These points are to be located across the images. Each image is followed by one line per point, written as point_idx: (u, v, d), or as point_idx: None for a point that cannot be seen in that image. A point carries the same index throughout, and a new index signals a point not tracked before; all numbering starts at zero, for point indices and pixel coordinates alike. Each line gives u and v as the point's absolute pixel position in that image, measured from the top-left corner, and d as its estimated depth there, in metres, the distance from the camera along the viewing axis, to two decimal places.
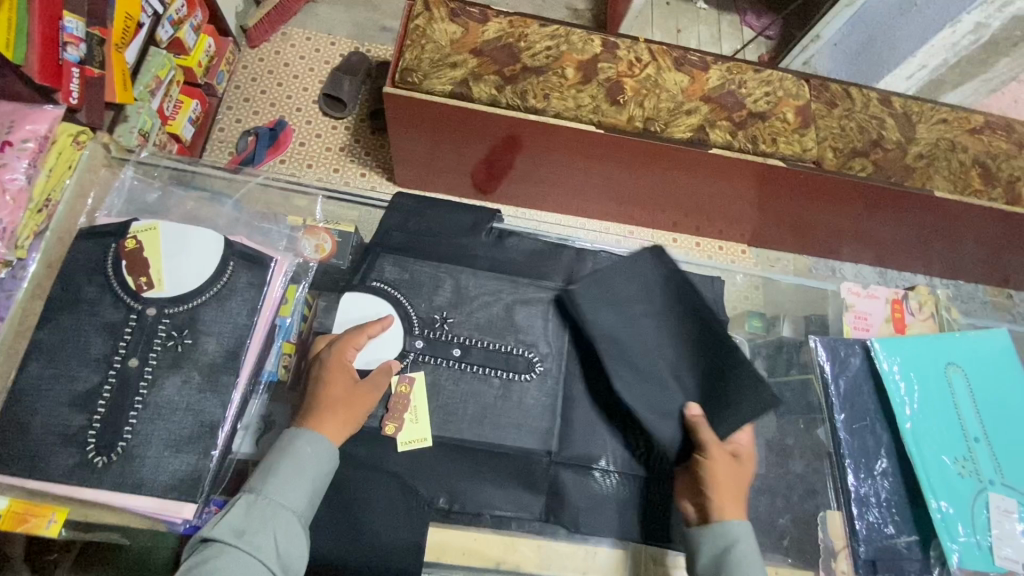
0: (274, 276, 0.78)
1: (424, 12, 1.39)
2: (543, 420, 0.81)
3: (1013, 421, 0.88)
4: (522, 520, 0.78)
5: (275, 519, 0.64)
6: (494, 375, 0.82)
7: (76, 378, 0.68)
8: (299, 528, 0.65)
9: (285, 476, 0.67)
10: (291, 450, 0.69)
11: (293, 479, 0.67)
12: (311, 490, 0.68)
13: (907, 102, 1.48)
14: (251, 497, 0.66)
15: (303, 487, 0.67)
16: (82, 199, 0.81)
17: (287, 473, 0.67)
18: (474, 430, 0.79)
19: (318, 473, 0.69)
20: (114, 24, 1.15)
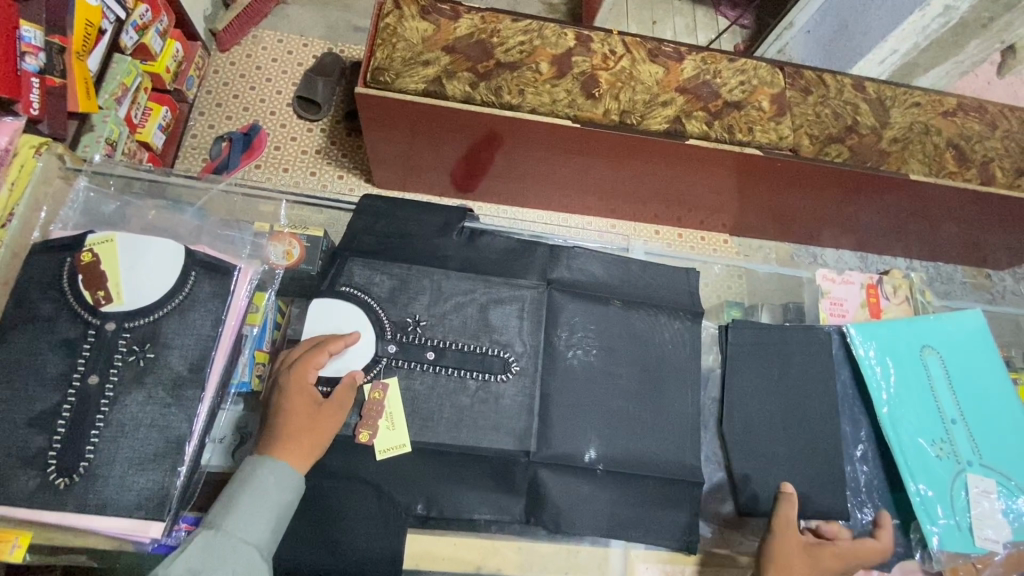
0: (239, 285, 0.76)
1: (394, 10, 1.37)
2: (521, 421, 0.80)
3: (988, 401, 0.89)
4: (502, 523, 0.78)
5: (234, 555, 0.64)
6: (469, 377, 0.80)
7: (34, 399, 0.66)
8: (260, 563, 0.65)
9: (244, 509, 0.66)
10: (250, 483, 0.67)
11: (251, 512, 0.66)
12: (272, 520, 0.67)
13: (881, 86, 1.48)
14: (209, 534, 0.65)
15: (263, 519, 0.67)
16: (35, 211, 0.78)
17: (245, 507, 0.66)
18: (451, 433, 0.78)
19: (278, 503, 0.68)
20: (75, 32, 1.12)
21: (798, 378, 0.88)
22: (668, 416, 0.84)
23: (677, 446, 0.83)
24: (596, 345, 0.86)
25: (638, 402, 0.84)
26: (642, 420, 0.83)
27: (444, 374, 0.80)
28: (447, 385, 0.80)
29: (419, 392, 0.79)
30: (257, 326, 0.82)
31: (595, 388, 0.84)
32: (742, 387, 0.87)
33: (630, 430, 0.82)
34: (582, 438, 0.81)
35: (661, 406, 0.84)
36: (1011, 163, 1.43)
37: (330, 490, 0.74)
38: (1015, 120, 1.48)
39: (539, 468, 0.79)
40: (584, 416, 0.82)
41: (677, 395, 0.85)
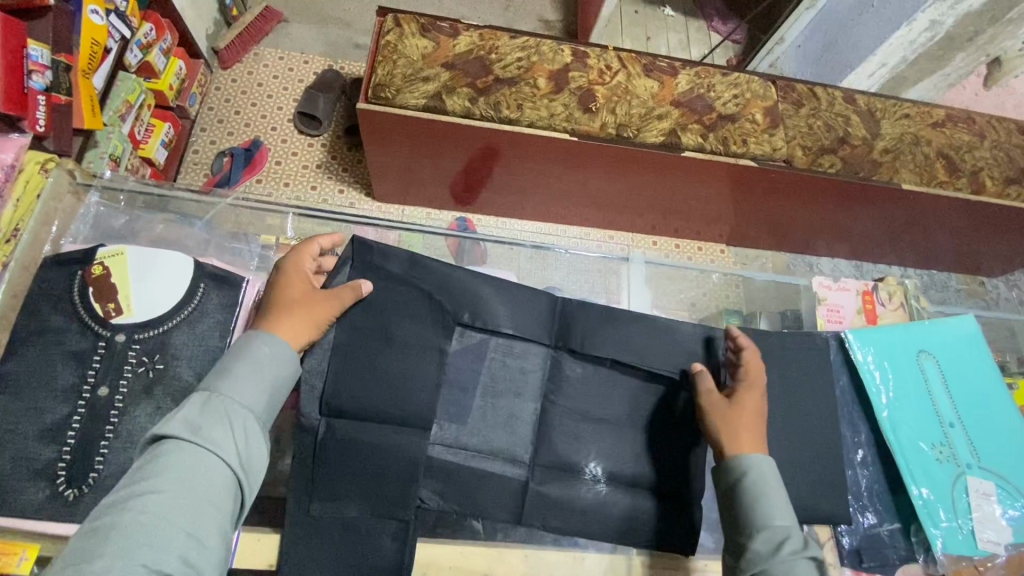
0: (248, 296, 0.77)
1: (394, 28, 1.40)
2: (532, 338, 0.85)
3: (984, 404, 0.90)
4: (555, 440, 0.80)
5: (232, 413, 0.60)
6: (489, 292, 0.85)
7: (44, 411, 0.67)
8: (257, 426, 0.61)
9: (241, 373, 0.63)
10: (247, 350, 0.65)
11: (250, 377, 0.63)
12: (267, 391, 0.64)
13: (871, 99, 1.52)
14: (206, 395, 0.61)
15: (263, 386, 0.64)
16: (46, 226, 0.79)
17: (242, 370, 0.63)
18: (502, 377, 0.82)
19: (279, 374, 0.65)
20: (80, 51, 1.14)
21: (799, 384, 0.89)
22: (671, 358, 0.86)
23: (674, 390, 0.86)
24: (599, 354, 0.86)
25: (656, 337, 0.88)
26: (641, 350, 0.86)
27: (457, 288, 0.84)
28: (460, 298, 0.84)
29: (431, 293, 0.82)
30: None
31: (606, 328, 0.87)
32: None
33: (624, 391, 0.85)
34: (583, 374, 0.85)
35: (664, 397, 0.85)
36: (1000, 172, 1.46)
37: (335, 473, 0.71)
38: (1002, 131, 1.51)
39: (562, 412, 0.83)
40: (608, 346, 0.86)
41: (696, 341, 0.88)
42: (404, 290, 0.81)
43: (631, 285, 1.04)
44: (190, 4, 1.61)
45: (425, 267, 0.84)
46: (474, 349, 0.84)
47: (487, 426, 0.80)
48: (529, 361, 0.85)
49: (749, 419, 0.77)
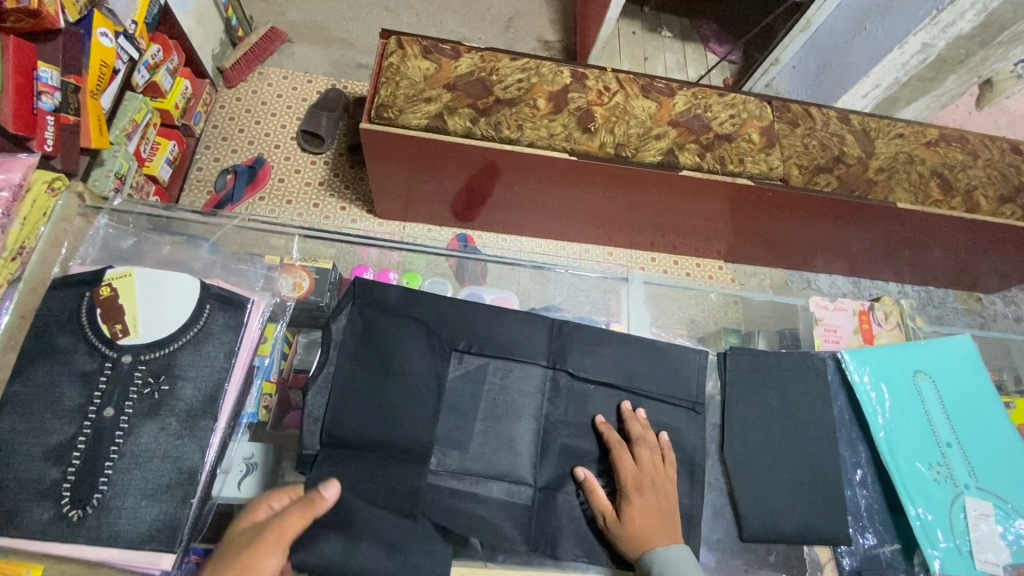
0: (251, 318, 0.79)
1: (397, 50, 1.43)
2: (529, 362, 0.86)
3: (980, 423, 0.91)
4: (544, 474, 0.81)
5: None
6: (486, 319, 0.87)
7: (50, 431, 0.67)
8: None
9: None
10: None
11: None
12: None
13: (865, 119, 1.55)
14: None
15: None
16: (56, 248, 0.81)
17: None
18: (495, 405, 0.83)
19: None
20: (90, 73, 1.16)
21: (797, 404, 0.89)
22: (664, 381, 0.88)
23: (670, 411, 0.87)
24: (596, 371, 0.87)
25: (649, 358, 0.89)
26: (635, 374, 0.88)
27: (453, 321, 0.86)
28: (458, 326, 0.86)
29: (428, 322, 0.85)
30: (267, 358, 0.84)
31: (603, 353, 0.88)
32: (743, 415, 0.88)
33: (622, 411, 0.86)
34: (582, 397, 0.86)
35: (669, 416, 0.87)
36: (993, 191, 1.48)
37: (343, 488, 0.72)
38: (995, 150, 1.54)
39: (563, 435, 0.84)
40: (601, 371, 0.87)
41: (689, 364, 0.90)
42: (403, 317, 0.84)
43: (630, 304, 1.05)
44: (197, 26, 1.65)
45: (421, 296, 0.87)
46: (475, 370, 0.84)
47: (490, 449, 0.81)
48: (523, 385, 0.85)
49: (650, 506, 0.78)
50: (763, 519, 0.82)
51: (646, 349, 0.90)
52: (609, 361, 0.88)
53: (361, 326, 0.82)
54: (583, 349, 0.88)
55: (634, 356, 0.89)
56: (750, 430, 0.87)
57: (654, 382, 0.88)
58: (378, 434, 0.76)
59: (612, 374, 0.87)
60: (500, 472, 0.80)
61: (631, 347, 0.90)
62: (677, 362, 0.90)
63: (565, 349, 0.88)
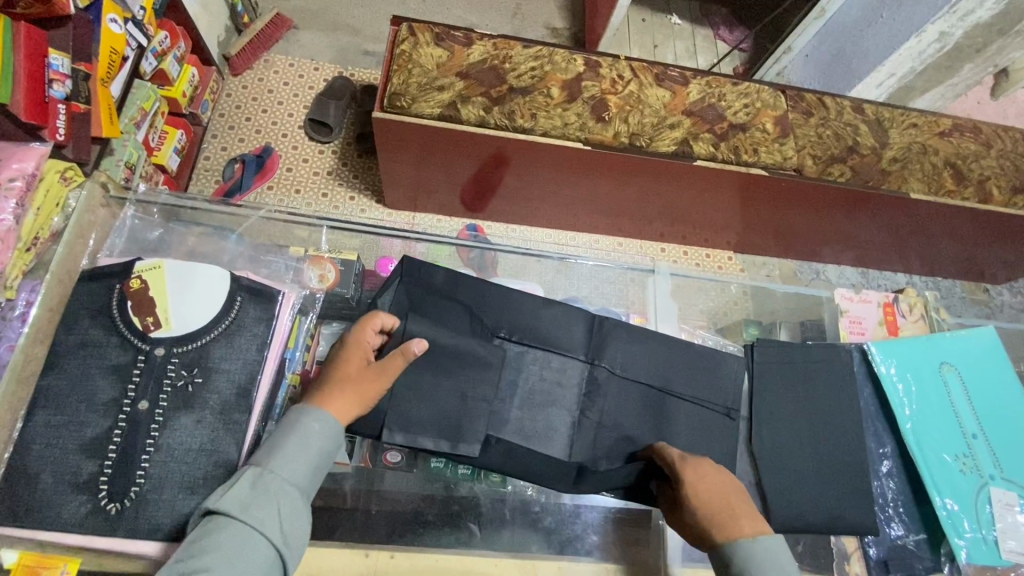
0: (282, 310, 0.78)
1: (409, 37, 1.41)
2: (567, 355, 0.86)
3: (1005, 415, 0.92)
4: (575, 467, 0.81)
5: (280, 490, 0.62)
6: (519, 312, 0.87)
7: (85, 425, 0.67)
8: (301, 499, 0.63)
9: (292, 452, 0.65)
10: (298, 426, 0.66)
11: (293, 453, 0.65)
12: (309, 464, 0.65)
13: (879, 109, 1.53)
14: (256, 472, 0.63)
15: (304, 462, 0.65)
16: (82, 240, 0.79)
17: (292, 448, 0.65)
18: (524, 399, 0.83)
19: (323, 451, 0.66)
20: (99, 60, 1.14)
21: (822, 396, 0.90)
22: (700, 385, 0.88)
23: (703, 414, 0.87)
24: (629, 367, 0.87)
25: (685, 353, 0.90)
26: (669, 373, 0.88)
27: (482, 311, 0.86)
28: (497, 315, 0.86)
29: (470, 307, 0.85)
30: (294, 349, 0.81)
31: (638, 348, 0.89)
32: (769, 406, 0.89)
33: (655, 408, 0.86)
34: (615, 392, 0.86)
35: (701, 413, 0.87)
36: (1006, 181, 1.48)
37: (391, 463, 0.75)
38: (1008, 140, 1.53)
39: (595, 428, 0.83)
40: (635, 367, 0.87)
41: (727, 368, 0.90)
42: (444, 303, 0.84)
43: (655, 297, 1.04)
44: (203, 12, 1.62)
45: (465, 281, 0.87)
46: (507, 357, 0.84)
47: (525, 441, 0.81)
48: (551, 376, 0.85)
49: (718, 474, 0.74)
50: (791, 511, 0.82)
51: (682, 348, 0.90)
52: (643, 357, 0.88)
53: (408, 305, 0.82)
54: (618, 345, 0.88)
55: (670, 354, 0.89)
56: (776, 422, 0.88)
57: (689, 380, 0.88)
58: (416, 423, 0.76)
59: (645, 371, 0.87)
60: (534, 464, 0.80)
61: (668, 344, 0.90)
62: (712, 360, 0.90)
63: (600, 343, 0.88)
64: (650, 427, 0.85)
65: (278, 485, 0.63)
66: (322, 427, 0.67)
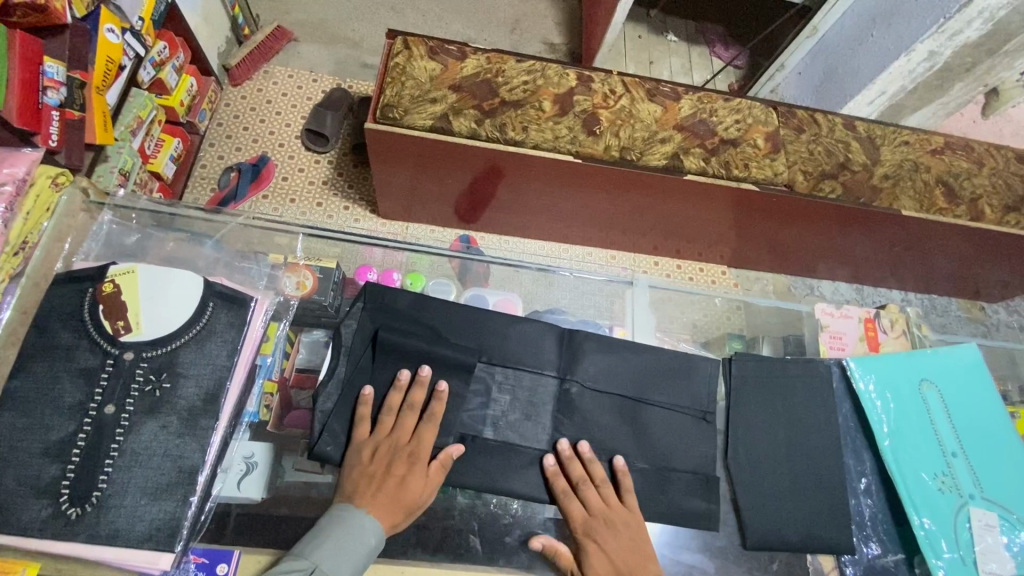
0: (255, 315, 0.78)
1: (403, 51, 1.43)
2: (539, 371, 0.85)
3: (985, 432, 0.91)
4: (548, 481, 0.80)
5: None
6: (496, 328, 0.86)
7: (50, 428, 0.67)
8: None
9: (333, 547, 0.69)
10: (342, 521, 0.70)
11: (339, 550, 0.69)
12: (357, 561, 0.69)
13: (871, 126, 1.54)
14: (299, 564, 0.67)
15: (347, 561, 0.68)
16: (58, 243, 0.81)
17: (332, 543, 0.69)
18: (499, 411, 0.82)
19: (364, 548, 0.70)
20: (96, 69, 1.16)
21: (801, 412, 0.89)
22: (676, 392, 0.87)
23: (685, 427, 0.86)
24: (604, 377, 0.86)
25: (659, 358, 0.89)
26: (643, 379, 0.87)
27: (461, 324, 0.86)
28: (477, 321, 0.86)
29: (443, 319, 0.86)
30: (269, 356, 0.85)
31: (614, 358, 0.88)
32: (747, 422, 0.87)
33: (630, 412, 0.85)
34: (594, 404, 0.85)
35: (686, 427, 0.86)
36: (999, 200, 1.48)
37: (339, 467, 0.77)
38: (1000, 159, 1.53)
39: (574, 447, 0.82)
40: (613, 378, 0.86)
41: (703, 374, 0.89)
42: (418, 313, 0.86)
43: (634, 307, 1.05)
44: (203, 24, 1.65)
45: None
46: (489, 368, 0.84)
47: (499, 452, 0.80)
48: (529, 387, 0.84)
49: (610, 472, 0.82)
50: (762, 529, 0.82)
51: (660, 355, 0.89)
52: (615, 364, 0.87)
53: (371, 330, 0.83)
54: (598, 353, 0.88)
55: (649, 363, 0.89)
56: (754, 438, 0.87)
57: (672, 392, 0.87)
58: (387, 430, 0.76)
59: (620, 382, 0.86)
60: (507, 479, 0.79)
61: (646, 353, 0.89)
62: (694, 371, 0.89)
63: (576, 348, 0.87)
64: (625, 446, 0.83)
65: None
66: (377, 529, 0.71)
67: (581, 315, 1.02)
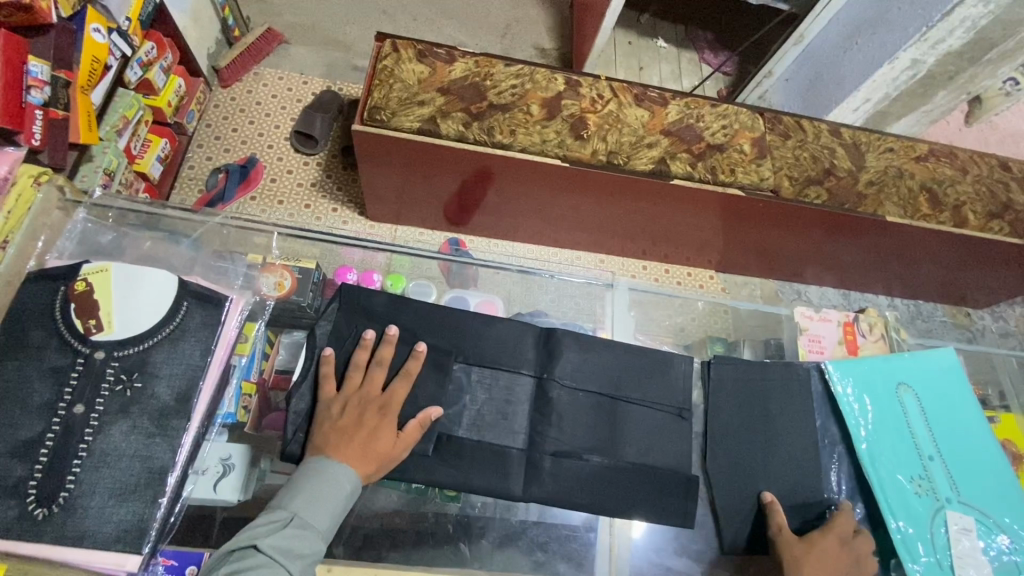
0: (230, 315, 0.78)
1: (392, 54, 1.43)
2: (516, 369, 0.85)
3: (961, 436, 0.91)
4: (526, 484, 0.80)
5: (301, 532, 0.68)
6: (475, 331, 0.86)
7: (18, 427, 0.66)
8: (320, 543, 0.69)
9: (311, 497, 0.70)
10: (315, 472, 0.72)
11: (316, 499, 0.70)
12: (333, 512, 0.71)
13: (856, 133, 1.56)
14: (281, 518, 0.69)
15: (326, 508, 0.70)
16: (33, 241, 0.80)
17: (311, 493, 0.71)
18: (478, 412, 0.82)
19: (343, 495, 0.71)
20: (81, 68, 1.15)
21: (780, 415, 0.89)
22: (654, 391, 0.88)
23: (666, 430, 0.86)
24: (582, 379, 0.86)
25: (639, 359, 0.89)
26: (622, 381, 0.87)
27: (441, 325, 0.86)
28: (457, 322, 0.86)
29: (423, 320, 0.85)
30: (245, 356, 0.84)
31: (591, 359, 0.87)
32: (725, 426, 0.88)
33: (608, 414, 0.85)
34: (571, 403, 0.84)
35: (667, 430, 0.86)
36: (982, 207, 1.49)
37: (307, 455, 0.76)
38: (983, 166, 1.55)
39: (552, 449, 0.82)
40: (591, 381, 0.86)
41: (682, 376, 0.89)
42: (398, 314, 0.85)
43: (615, 311, 1.04)
44: (192, 25, 1.65)
45: None
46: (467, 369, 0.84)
47: (478, 454, 0.80)
48: (509, 389, 0.84)
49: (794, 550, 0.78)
50: (735, 532, 0.82)
51: (639, 357, 0.89)
52: (593, 363, 0.87)
53: (346, 332, 0.83)
54: (577, 355, 0.87)
55: (629, 365, 0.88)
56: (733, 439, 0.87)
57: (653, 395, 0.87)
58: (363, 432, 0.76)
59: (598, 381, 0.86)
60: (485, 482, 0.79)
61: (627, 357, 0.89)
62: (672, 373, 0.89)
63: (554, 352, 0.87)
64: (604, 448, 0.83)
65: (304, 534, 0.68)
66: (352, 476, 0.72)
67: (563, 318, 1.02)
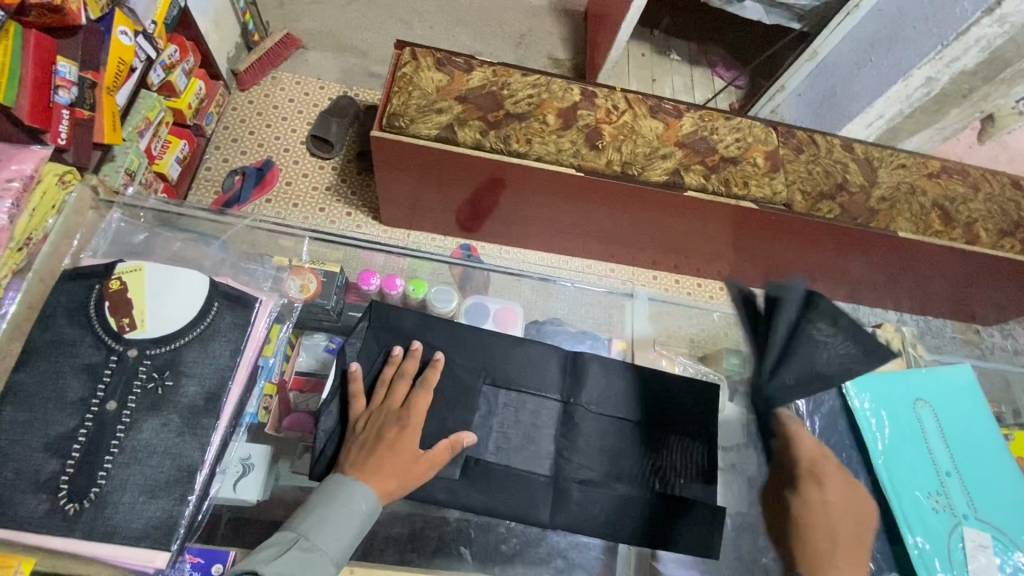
0: (258, 317, 0.79)
1: (411, 62, 1.45)
2: (541, 394, 0.86)
3: (978, 453, 0.92)
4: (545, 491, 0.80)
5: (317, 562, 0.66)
6: (494, 340, 0.87)
7: (52, 422, 0.67)
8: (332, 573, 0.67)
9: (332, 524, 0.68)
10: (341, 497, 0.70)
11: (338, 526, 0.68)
12: (350, 540, 0.69)
13: (869, 148, 1.57)
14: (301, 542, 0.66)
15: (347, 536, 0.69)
16: (67, 240, 0.82)
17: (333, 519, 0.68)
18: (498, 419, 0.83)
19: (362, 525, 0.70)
20: (107, 69, 1.17)
21: None
22: (676, 406, 0.88)
23: (685, 441, 0.86)
24: (608, 406, 0.87)
25: (665, 383, 0.90)
26: (647, 408, 0.88)
27: (462, 331, 0.87)
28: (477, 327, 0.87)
29: (444, 325, 0.87)
30: (271, 358, 0.83)
31: (615, 381, 0.88)
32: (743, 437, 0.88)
33: (632, 440, 0.85)
34: (591, 413, 0.85)
35: (687, 442, 0.86)
36: (994, 225, 1.50)
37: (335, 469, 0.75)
38: (995, 184, 1.56)
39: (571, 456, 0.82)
40: (611, 394, 0.88)
41: (700, 387, 0.90)
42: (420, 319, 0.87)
43: (631, 321, 1.05)
44: (214, 29, 1.67)
45: None
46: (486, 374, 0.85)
47: (497, 460, 0.81)
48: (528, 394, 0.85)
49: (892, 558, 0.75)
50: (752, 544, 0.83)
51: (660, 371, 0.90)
52: (619, 391, 0.88)
53: (376, 350, 0.83)
54: (601, 376, 0.88)
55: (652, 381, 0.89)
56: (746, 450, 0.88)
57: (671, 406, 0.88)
58: None
59: (624, 408, 0.87)
60: (505, 488, 0.79)
61: (650, 375, 0.90)
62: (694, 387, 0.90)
63: (580, 373, 0.88)
64: (622, 457, 0.84)
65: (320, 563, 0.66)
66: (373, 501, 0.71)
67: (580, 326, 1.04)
